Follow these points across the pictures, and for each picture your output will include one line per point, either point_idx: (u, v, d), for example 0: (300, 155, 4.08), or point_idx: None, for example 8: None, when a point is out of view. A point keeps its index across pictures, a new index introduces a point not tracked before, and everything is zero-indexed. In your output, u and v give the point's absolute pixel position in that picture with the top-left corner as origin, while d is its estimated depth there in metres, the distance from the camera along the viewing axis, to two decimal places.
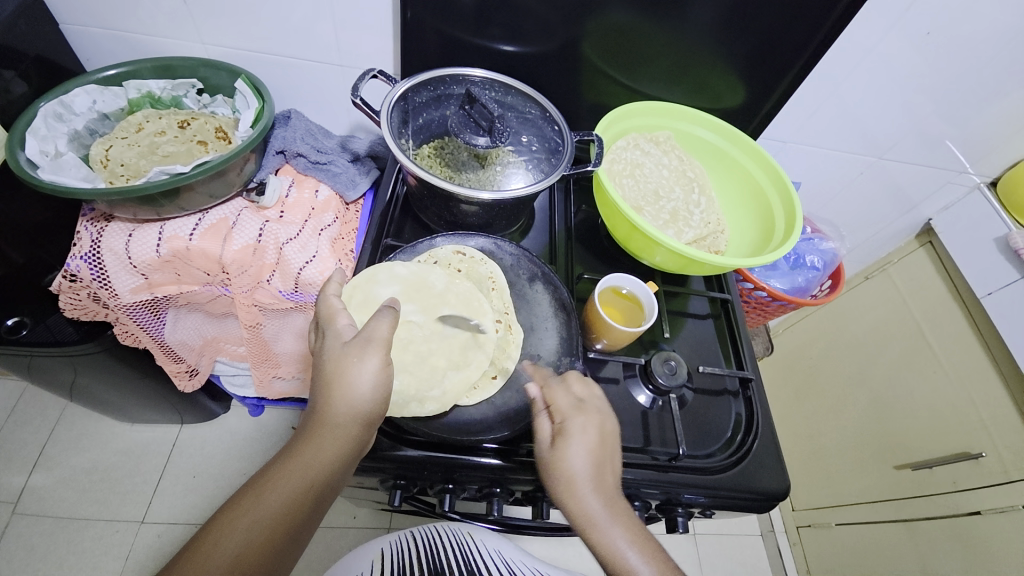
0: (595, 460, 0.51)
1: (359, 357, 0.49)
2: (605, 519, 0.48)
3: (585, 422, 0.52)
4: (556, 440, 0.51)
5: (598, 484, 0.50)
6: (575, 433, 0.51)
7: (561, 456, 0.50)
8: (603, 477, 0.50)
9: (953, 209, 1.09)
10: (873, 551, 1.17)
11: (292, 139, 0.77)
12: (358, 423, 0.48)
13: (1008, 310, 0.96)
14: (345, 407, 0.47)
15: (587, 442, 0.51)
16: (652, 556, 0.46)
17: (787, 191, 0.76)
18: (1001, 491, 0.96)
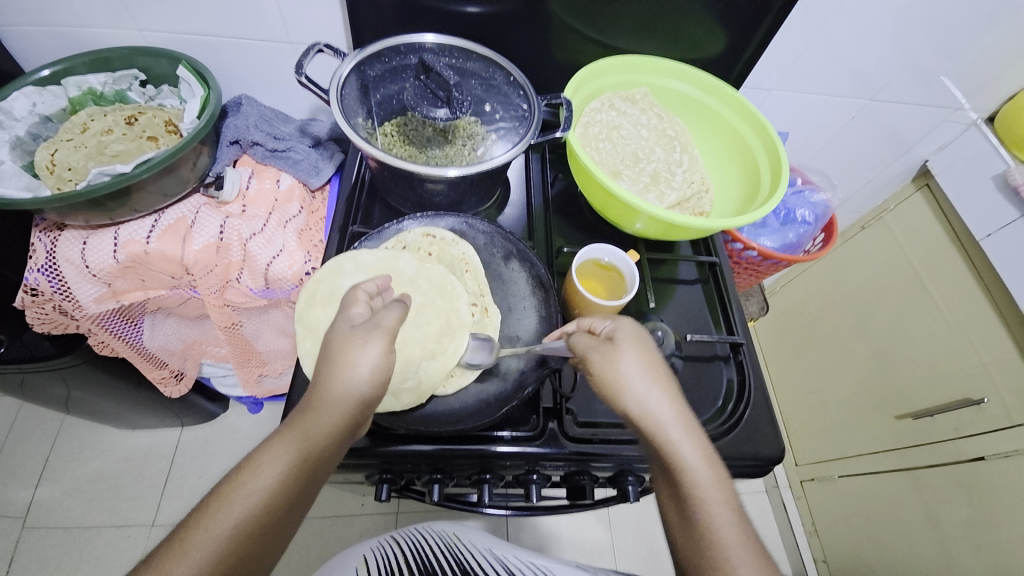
0: (654, 372, 0.47)
1: (361, 343, 0.43)
2: (674, 435, 0.44)
3: (636, 341, 0.49)
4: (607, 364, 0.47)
5: (663, 394, 0.46)
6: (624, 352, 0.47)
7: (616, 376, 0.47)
8: (667, 389, 0.47)
9: (950, 148, 1.04)
10: (877, 501, 1.18)
11: (245, 127, 0.73)
12: (355, 406, 0.43)
13: (1008, 251, 0.93)
14: (340, 392, 0.42)
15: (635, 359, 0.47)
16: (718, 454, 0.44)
17: (773, 143, 0.71)
18: (1004, 435, 0.95)
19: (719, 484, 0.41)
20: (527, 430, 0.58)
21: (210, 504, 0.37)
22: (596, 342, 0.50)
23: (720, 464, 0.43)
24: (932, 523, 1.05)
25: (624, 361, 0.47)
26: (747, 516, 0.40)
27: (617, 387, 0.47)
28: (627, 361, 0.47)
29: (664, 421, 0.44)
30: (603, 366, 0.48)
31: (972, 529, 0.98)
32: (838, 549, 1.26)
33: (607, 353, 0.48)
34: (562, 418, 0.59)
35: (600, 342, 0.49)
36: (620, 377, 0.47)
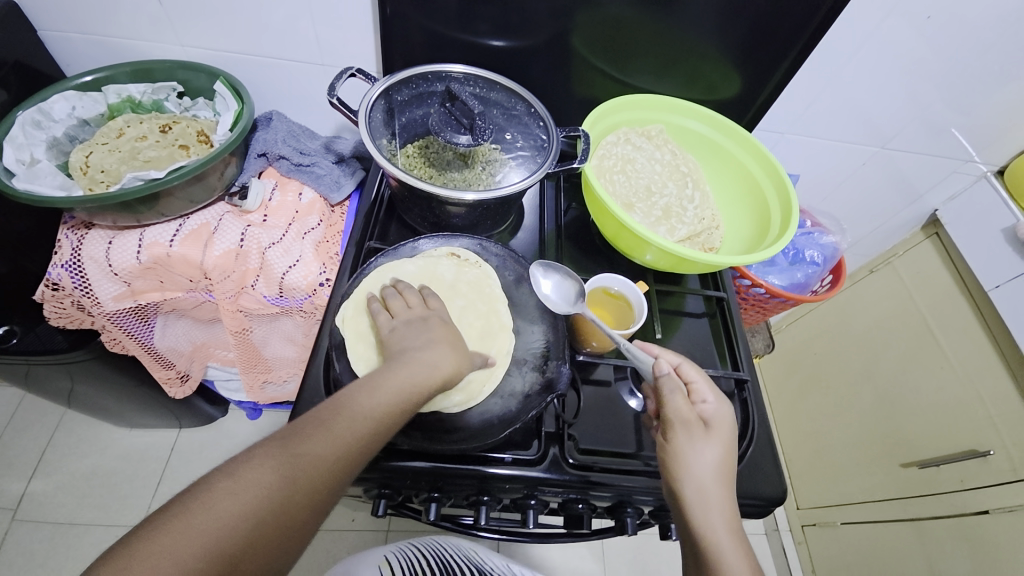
0: (720, 465, 0.52)
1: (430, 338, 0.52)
2: (724, 529, 0.49)
3: (723, 433, 0.54)
4: (675, 435, 0.54)
5: (721, 486, 0.52)
6: (698, 435, 0.53)
7: (680, 448, 0.53)
8: (726, 485, 0.52)
9: (960, 198, 1.05)
10: (879, 551, 1.15)
11: (274, 141, 0.76)
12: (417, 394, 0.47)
13: (1017, 303, 0.93)
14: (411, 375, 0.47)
15: (706, 444, 0.53)
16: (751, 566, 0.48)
17: (784, 184, 0.73)
18: (1009, 489, 0.93)
19: None
20: (528, 453, 0.59)
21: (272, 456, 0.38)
22: (686, 414, 0.55)
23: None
24: None
25: (699, 448, 0.52)
26: None
27: (686, 462, 0.52)
28: (698, 448, 0.52)
29: (720, 519, 0.50)
30: (680, 438, 0.53)
31: None
32: None
33: (692, 434, 0.53)
34: (563, 444, 0.60)
35: (688, 419, 0.54)
36: (692, 456, 0.52)
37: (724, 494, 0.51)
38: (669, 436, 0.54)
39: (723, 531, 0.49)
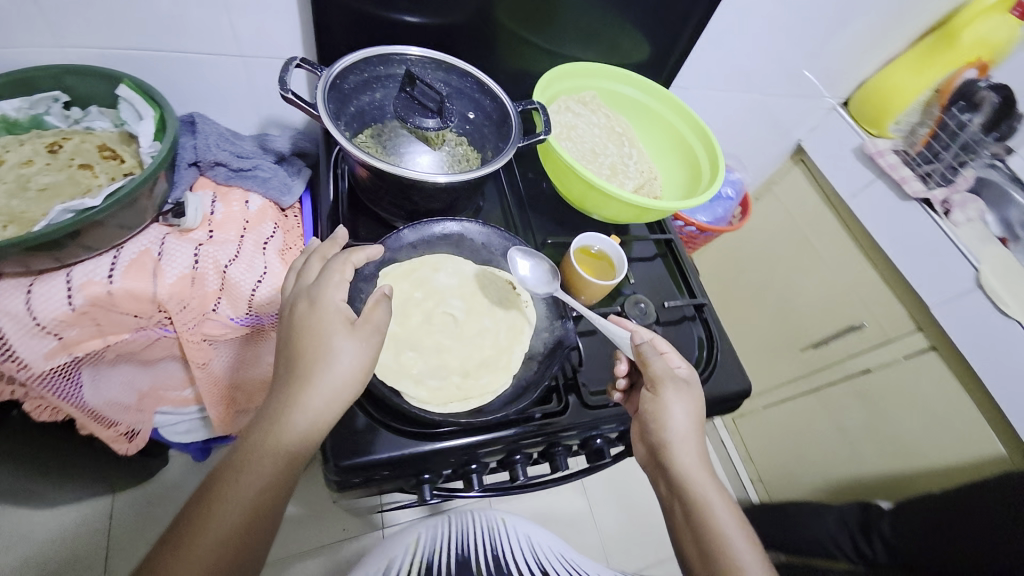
0: (695, 420, 0.59)
1: (335, 342, 0.47)
2: (710, 489, 0.56)
3: (693, 391, 0.60)
4: (655, 398, 0.59)
5: (698, 444, 0.59)
6: (675, 397, 0.59)
7: (661, 408, 0.59)
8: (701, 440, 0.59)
9: (818, 129, 1.28)
10: (796, 422, 1.43)
11: (206, 147, 0.67)
12: (337, 395, 0.47)
13: (870, 206, 1.18)
14: (326, 382, 0.47)
15: (683, 404, 0.59)
16: (736, 514, 0.56)
17: (707, 134, 0.83)
18: (885, 350, 1.20)
19: (748, 542, 0.54)
20: (553, 406, 0.64)
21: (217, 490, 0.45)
22: (662, 376, 0.59)
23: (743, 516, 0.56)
24: (842, 431, 1.30)
25: (683, 402, 0.59)
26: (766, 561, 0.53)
27: (668, 418, 0.58)
28: (683, 402, 0.59)
29: (706, 480, 0.57)
30: (656, 401, 0.59)
31: (872, 429, 1.23)
32: (771, 470, 1.50)
33: (677, 390, 0.60)
34: (580, 390, 0.66)
35: (673, 374, 0.60)
36: (673, 412, 0.59)
37: (700, 438, 0.60)
38: (659, 392, 0.59)
39: (703, 474, 0.57)
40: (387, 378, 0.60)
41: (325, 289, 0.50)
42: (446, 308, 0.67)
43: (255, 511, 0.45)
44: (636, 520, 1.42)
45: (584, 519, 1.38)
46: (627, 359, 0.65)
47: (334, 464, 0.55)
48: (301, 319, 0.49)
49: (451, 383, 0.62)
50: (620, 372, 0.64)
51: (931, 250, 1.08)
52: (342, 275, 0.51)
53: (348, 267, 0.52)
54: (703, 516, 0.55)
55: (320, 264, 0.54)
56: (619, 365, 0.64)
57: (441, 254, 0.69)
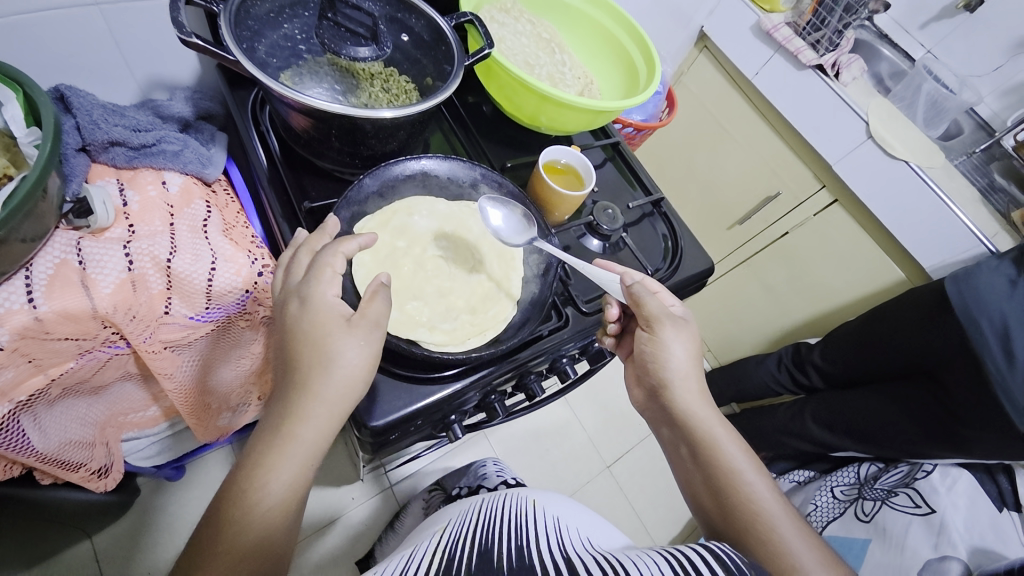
0: (691, 358, 0.62)
1: (342, 338, 0.45)
2: (716, 429, 0.59)
3: (687, 328, 0.63)
4: (652, 339, 0.62)
5: (697, 389, 0.61)
6: (671, 335, 0.61)
7: (658, 348, 0.61)
8: (700, 383, 0.62)
9: (717, 12, 1.32)
10: (732, 293, 1.61)
11: (93, 125, 0.55)
12: (347, 395, 0.46)
13: (771, 80, 1.27)
14: (333, 382, 0.45)
15: (678, 340, 0.62)
16: (743, 447, 0.59)
17: (636, 29, 0.82)
18: (797, 212, 1.36)
19: (759, 473, 0.57)
20: (556, 321, 0.66)
21: (222, 522, 0.41)
22: (654, 313, 0.61)
23: (751, 453, 0.59)
24: (770, 290, 1.50)
25: (681, 341, 0.62)
26: (780, 495, 0.56)
27: (665, 351, 0.61)
28: (681, 339, 0.62)
29: (712, 421, 0.60)
30: (651, 340, 0.62)
31: (794, 282, 1.43)
32: (715, 338, 1.71)
33: (674, 328, 0.62)
34: (575, 300, 0.69)
35: (668, 312, 0.62)
36: (670, 347, 0.61)
37: (701, 378, 0.62)
38: (656, 331, 0.61)
39: (707, 414, 0.60)
40: (399, 331, 0.58)
41: (317, 285, 0.47)
42: (429, 251, 0.65)
43: (278, 522, 0.42)
44: (615, 411, 1.57)
45: (571, 423, 1.51)
46: (617, 303, 0.65)
47: (366, 427, 0.53)
48: (298, 322, 0.46)
49: (463, 321, 0.62)
50: (611, 315, 0.66)
51: (829, 111, 1.21)
52: (333, 269, 0.48)
53: (339, 258, 0.49)
54: (712, 455, 0.58)
55: (310, 257, 0.51)
56: (611, 310, 0.65)
57: (413, 195, 0.65)
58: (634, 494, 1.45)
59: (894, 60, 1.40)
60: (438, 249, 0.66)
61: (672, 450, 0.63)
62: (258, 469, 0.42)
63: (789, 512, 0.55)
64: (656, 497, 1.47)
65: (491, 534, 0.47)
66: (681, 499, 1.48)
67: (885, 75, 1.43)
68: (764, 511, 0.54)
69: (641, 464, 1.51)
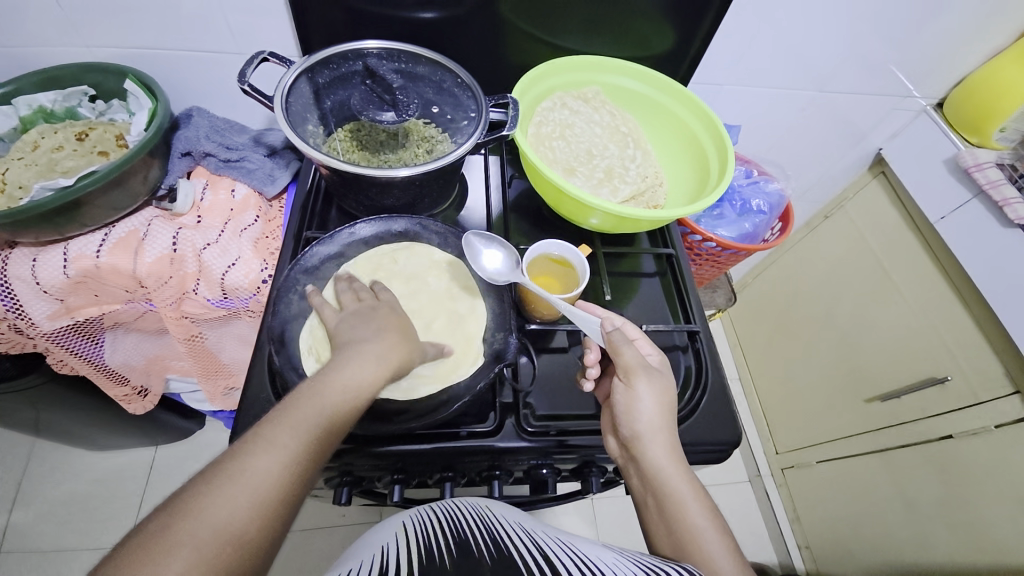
0: (664, 409, 0.56)
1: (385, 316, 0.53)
2: (686, 488, 0.52)
3: (661, 379, 0.57)
4: (626, 389, 0.56)
5: (669, 445, 0.54)
6: (644, 387, 0.55)
7: (631, 401, 0.55)
8: (671, 439, 0.55)
9: (902, 135, 1.07)
10: (854, 483, 1.20)
11: (196, 138, 0.72)
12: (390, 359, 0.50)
13: (961, 232, 0.96)
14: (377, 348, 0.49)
15: (650, 391, 0.55)
16: (712, 509, 0.52)
17: (720, 133, 0.72)
18: (971, 413, 0.96)
19: (727, 543, 0.50)
20: (484, 426, 0.59)
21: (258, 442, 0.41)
22: (636, 362, 0.55)
23: (720, 515, 0.53)
24: (907, 504, 1.07)
25: (655, 391, 0.56)
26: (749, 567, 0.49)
27: (637, 406, 0.55)
28: (656, 393, 0.56)
29: (681, 477, 0.53)
30: (625, 393, 0.56)
31: (946, 507, 1.00)
32: (818, 533, 1.29)
33: (648, 378, 0.56)
34: (518, 413, 0.60)
35: (645, 363, 0.56)
36: (642, 399, 0.55)
37: (674, 431, 0.56)
38: (632, 382, 0.55)
39: (676, 468, 0.53)
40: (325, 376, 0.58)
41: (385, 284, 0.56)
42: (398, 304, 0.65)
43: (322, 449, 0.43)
44: None
45: None
46: (597, 346, 0.61)
47: None
48: (349, 326, 0.52)
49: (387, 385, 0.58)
50: (589, 360, 0.60)
51: None
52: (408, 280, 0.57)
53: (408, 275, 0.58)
54: (677, 514, 0.51)
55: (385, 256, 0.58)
56: (589, 354, 0.60)
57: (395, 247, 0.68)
58: None
59: None
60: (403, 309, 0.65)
61: (640, 507, 0.56)
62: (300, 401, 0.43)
63: None
64: None
65: (456, 536, 0.44)
66: None
67: None
68: None
69: None
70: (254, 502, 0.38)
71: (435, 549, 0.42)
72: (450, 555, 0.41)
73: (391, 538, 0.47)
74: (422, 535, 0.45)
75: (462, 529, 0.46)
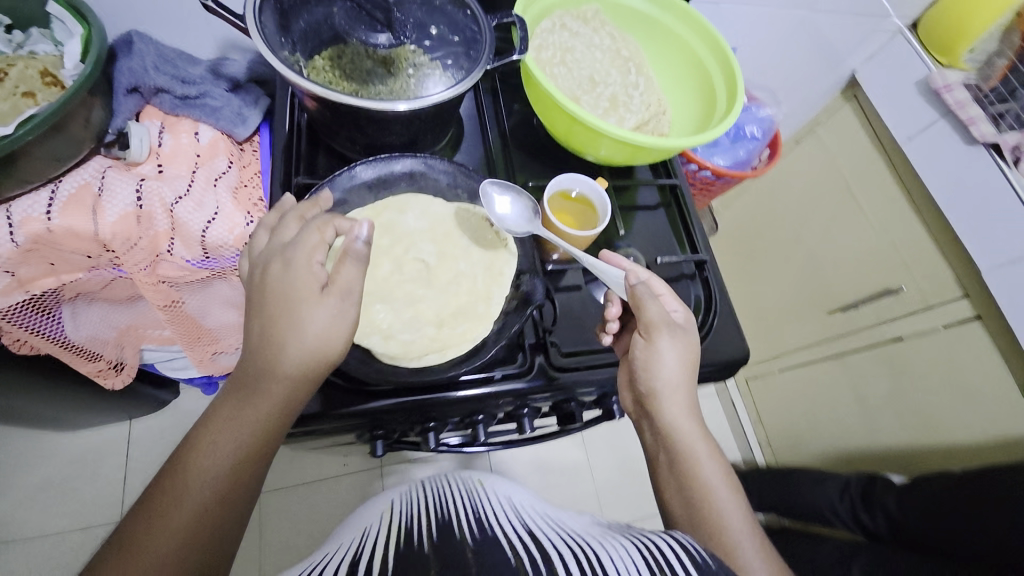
0: (685, 369, 0.55)
1: (307, 301, 0.47)
2: (698, 444, 0.54)
3: (688, 339, 0.56)
4: (647, 348, 0.54)
5: (685, 403, 0.55)
6: (666, 347, 0.54)
7: (652, 359, 0.54)
8: (689, 396, 0.55)
9: (876, 58, 1.07)
10: (812, 388, 1.34)
11: (143, 71, 0.61)
12: (316, 356, 0.47)
13: (926, 152, 1.01)
14: (301, 344, 0.47)
15: (672, 350, 0.55)
16: (722, 465, 0.54)
17: (728, 58, 0.70)
18: (920, 318, 1.07)
19: (733, 494, 0.53)
20: (514, 367, 0.57)
21: (200, 453, 0.46)
22: (659, 321, 0.55)
23: (728, 469, 0.55)
24: (860, 401, 1.22)
25: (678, 351, 0.55)
26: (751, 517, 0.53)
27: (658, 364, 0.54)
28: (677, 351, 0.55)
29: (695, 435, 0.55)
30: (647, 352, 0.54)
31: (894, 400, 1.14)
32: (780, 432, 1.45)
33: (672, 336, 0.55)
34: (547, 351, 0.58)
35: (670, 320, 0.55)
36: (664, 358, 0.54)
37: (692, 390, 0.56)
38: (654, 338, 0.54)
39: (690, 426, 0.55)
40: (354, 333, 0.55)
41: (300, 250, 0.48)
42: (422, 252, 0.61)
43: (258, 448, 0.47)
44: (637, 475, 1.39)
45: (581, 470, 1.37)
46: (618, 300, 0.59)
47: None
48: (269, 309, 0.48)
49: (424, 335, 0.57)
50: (610, 314, 0.59)
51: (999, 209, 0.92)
52: (321, 237, 0.49)
53: (328, 230, 0.50)
54: (689, 470, 0.53)
55: (298, 224, 0.51)
56: (611, 306, 0.59)
57: (401, 193, 0.62)
58: None
59: None
60: (425, 257, 0.61)
61: (650, 456, 0.58)
62: (231, 414, 0.47)
63: (757, 535, 0.51)
64: None
65: (442, 513, 0.49)
66: None
67: None
68: (729, 530, 0.50)
69: None
70: (202, 509, 0.44)
71: (420, 529, 0.46)
72: (433, 531, 0.44)
73: (378, 523, 0.51)
74: (407, 514, 0.50)
75: (451, 505, 0.51)
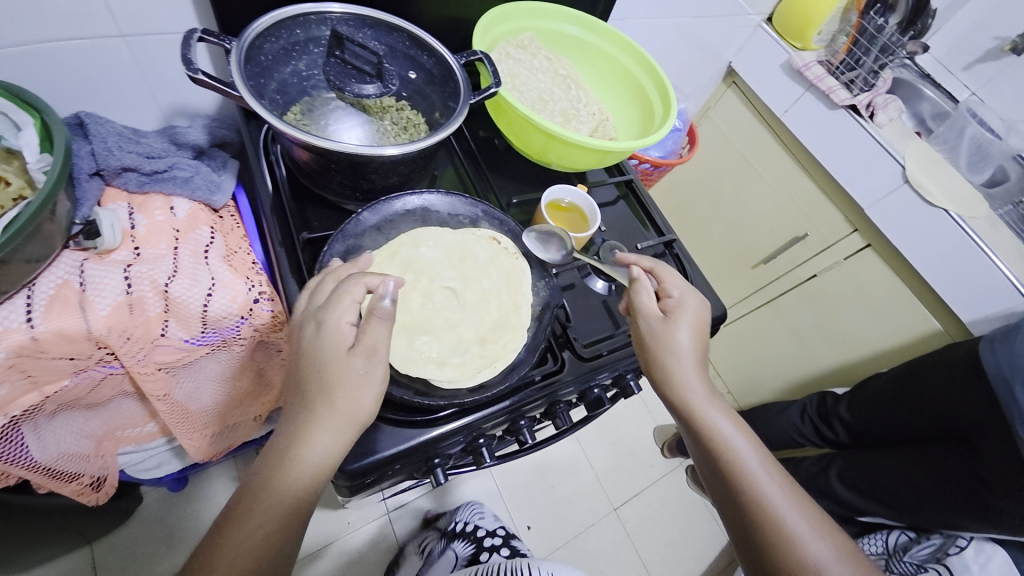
0: (693, 347, 0.57)
1: (343, 364, 0.45)
2: (720, 416, 0.55)
3: (693, 316, 0.58)
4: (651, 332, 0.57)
5: (699, 378, 0.56)
6: (670, 328, 0.57)
7: (657, 340, 0.57)
8: (702, 368, 0.57)
9: (745, 49, 1.31)
10: (753, 333, 1.54)
11: (107, 152, 0.59)
12: (353, 417, 0.45)
13: (800, 120, 1.25)
14: (340, 407, 0.44)
15: (676, 330, 0.57)
16: (750, 436, 0.55)
17: (654, 68, 0.81)
18: (826, 255, 1.29)
19: (765, 463, 0.53)
20: (550, 366, 0.62)
21: (226, 534, 0.42)
22: (655, 313, 0.58)
23: (757, 438, 0.55)
24: (794, 334, 1.42)
25: (681, 331, 0.57)
26: (789, 488, 0.53)
27: (664, 344, 0.56)
28: (680, 330, 0.57)
29: (716, 409, 0.55)
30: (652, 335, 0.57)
31: (820, 326, 1.35)
32: (736, 379, 1.63)
33: (673, 319, 0.57)
34: (573, 345, 0.65)
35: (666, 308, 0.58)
36: (668, 338, 0.56)
37: (705, 363, 0.58)
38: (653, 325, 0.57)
39: (710, 399, 0.55)
40: (404, 370, 0.56)
41: (331, 310, 0.46)
42: (447, 282, 0.63)
43: (291, 518, 0.44)
44: (629, 450, 1.49)
45: (579, 461, 1.43)
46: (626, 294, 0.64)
47: (341, 470, 0.51)
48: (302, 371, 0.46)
49: (472, 354, 0.60)
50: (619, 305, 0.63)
51: (865, 156, 1.16)
52: (352, 297, 0.47)
53: (359, 288, 0.48)
54: (715, 446, 0.54)
55: (335, 285, 0.50)
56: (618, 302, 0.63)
57: (411, 229, 0.64)
58: (640, 544, 1.36)
59: (936, 101, 1.29)
60: (449, 284, 0.63)
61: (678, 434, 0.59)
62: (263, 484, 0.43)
63: (794, 499, 0.52)
64: (665, 546, 1.38)
65: None
66: (692, 545, 1.40)
67: (926, 115, 1.31)
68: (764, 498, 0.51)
69: (652, 508, 1.42)
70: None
71: None
72: None
73: None
74: None
75: None
